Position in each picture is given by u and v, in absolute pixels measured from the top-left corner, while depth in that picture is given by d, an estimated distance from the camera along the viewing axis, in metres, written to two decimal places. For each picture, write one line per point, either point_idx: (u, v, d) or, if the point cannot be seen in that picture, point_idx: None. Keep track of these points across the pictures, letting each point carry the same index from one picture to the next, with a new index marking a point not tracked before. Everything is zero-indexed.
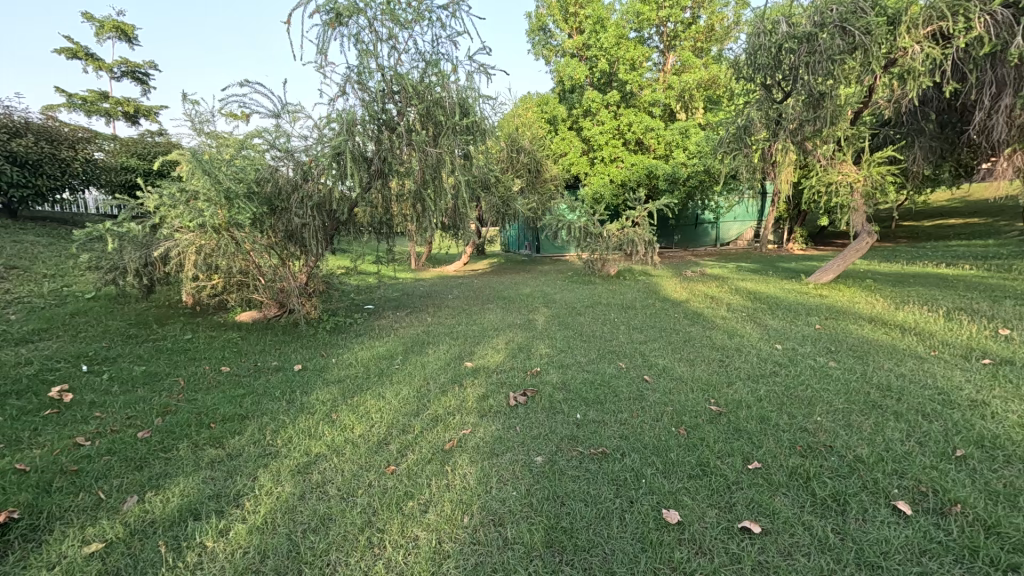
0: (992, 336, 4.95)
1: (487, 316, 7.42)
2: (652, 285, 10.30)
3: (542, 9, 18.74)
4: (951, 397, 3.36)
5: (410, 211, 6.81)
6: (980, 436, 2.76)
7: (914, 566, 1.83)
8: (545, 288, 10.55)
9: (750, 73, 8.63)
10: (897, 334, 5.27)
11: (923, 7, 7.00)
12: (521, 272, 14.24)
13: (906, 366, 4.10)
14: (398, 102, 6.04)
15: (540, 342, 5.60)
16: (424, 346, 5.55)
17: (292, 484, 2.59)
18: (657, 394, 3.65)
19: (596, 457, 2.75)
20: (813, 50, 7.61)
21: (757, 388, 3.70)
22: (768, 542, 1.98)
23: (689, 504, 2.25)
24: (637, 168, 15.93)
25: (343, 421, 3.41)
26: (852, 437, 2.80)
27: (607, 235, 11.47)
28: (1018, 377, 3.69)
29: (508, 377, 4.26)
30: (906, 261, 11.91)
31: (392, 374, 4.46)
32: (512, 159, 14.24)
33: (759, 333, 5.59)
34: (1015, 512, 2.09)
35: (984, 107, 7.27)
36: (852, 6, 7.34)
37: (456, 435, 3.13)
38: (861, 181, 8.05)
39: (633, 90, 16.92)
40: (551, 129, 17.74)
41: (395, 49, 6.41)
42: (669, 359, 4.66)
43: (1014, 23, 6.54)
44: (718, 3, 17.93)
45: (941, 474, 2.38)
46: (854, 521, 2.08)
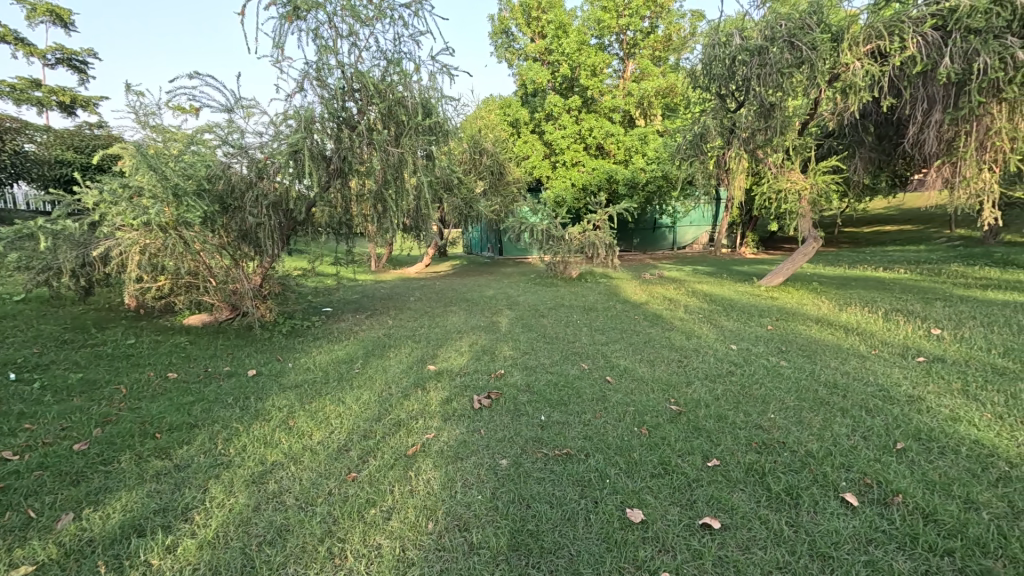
0: (927, 335, 5.29)
1: (450, 319, 7.35)
2: (612, 287, 10.49)
3: (505, 12, 18.81)
4: (891, 393, 3.57)
5: (371, 212, 6.66)
6: (917, 430, 2.94)
7: (862, 555, 1.92)
8: (508, 290, 10.56)
9: (706, 83, 8.95)
10: (841, 334, 5.57)
11: (863, 27, 7.45)
12: (484, 275, 14.22)
13: (850, 364, 4.34)
14: (358, 101, 5.92)
15: (504, 344, 5.60)
16: (386, 349, 5.44)
17: (246, 495, 2.47)
18: (619, 395, 3.71)
19: (560, 458, 2.76)
20: (763, 63, 7.96)
21: (715, 388, 3.81)
22: (727, 537, 2.04)
23: (652, 503, 2.29)
24: (598, 172, 16.25)
25: (301, 428, 3.29)
26: (803, 434, 2.92)
27: (569, 238, 11.64)
28: (949, 374, 3.96)
29: (471, 379, 4.24)
30: (848, 265, 12.58)
31: (352, 379, 4.35)
32: (474, 161, 14.22)
33: (715, 334, 5.77)
34: (950, 500, 2.22)
35: (917, 121, 7.78)
36: (799, 22, 7.70)
37: (420, 439, 3.07)
38: (808, 188, 8.49)
39: (594, 95, 17.25)
40: (513, 131, 17.82)
41: (356, 46, 6.28)
42: (630, 360, 4.76)
43: (942, 45, 7.06)
44: (675, 14, 18.44)
45: (883, 466, 2.52)
46: (806, 514, 2.17)
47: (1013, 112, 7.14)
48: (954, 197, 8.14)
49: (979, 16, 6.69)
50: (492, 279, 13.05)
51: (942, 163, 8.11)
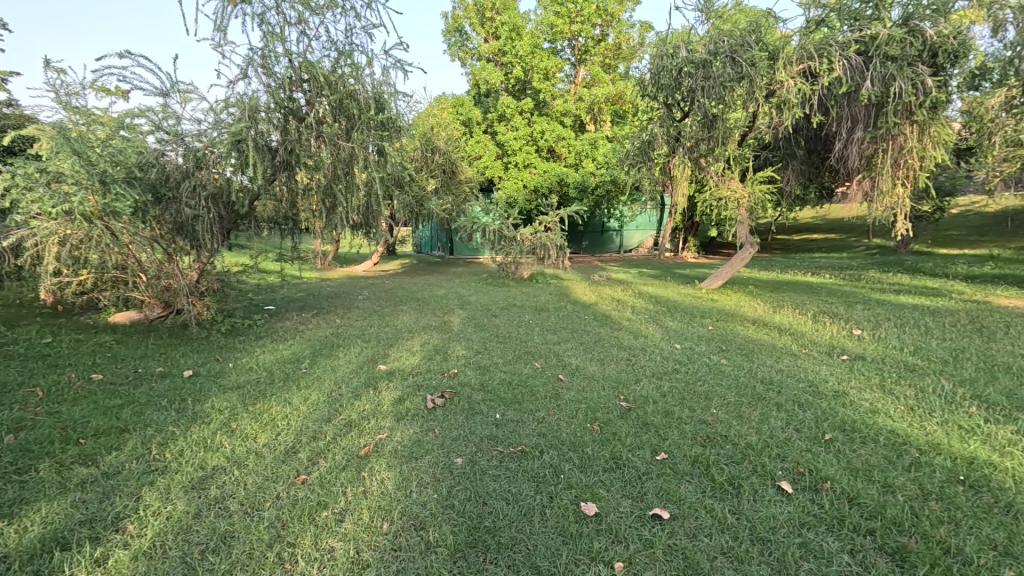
0: (849, 335, 5.74)
1: (401, 318, 7.23)
2: (562, 288, 10.67)
3: (458, 11, 18.70)
4: (820, 389, 3.85)
5: (319, 207, 6.46)
6: (843, 422, 3.19)
7: (797, 537, 2.05)
8: (459, 290, 10.51)
9: (654, 92, 9.27)
10: (775, 334, 5.94)
11: (796, 48, 7.99)
12: (434, 274, 14.07)
13: (784, 362, 4.64)
14: (307, 92, 5.72)
15: (457, 343, 5.58)
16: (334, 349, 5.29)
17: (184, 502, 2.33)
18: (572, 392, 3.79)
19: (515, 455, 2.79)
20: (707, 76, 8.37)
21: (661, 384, 3.97)
22: (676, 526, 2.13)
23: (605, 496, 2.36)
24: (549, 175, 16.51)
25: (245, 430, 3.14)
26: (743, 427, 3.10)
27: (520, 239, 11.74)
28: (869, 371, 4.32)
29: (424, 379, 4.19)
30: (780, 270, 13.42)
31: (299, 379, 4.19)
32: (426, 158, 14.08)
33: (660, 334, 6.01)
34: (871, 484, 2.43)
35: (842, 138, 8.41)
36: (740, 39, 8.16)
37: (372, 439, 3.02)
38: (746, 197, 8.99)
39: (546, 98, 17.47)
40: (466, 131, 17.72)
41: (305, 35, 6.06)
42: (581, 358, 4.87)
43: (864, 69, 7.68)
44: (625, 24, 18.92)
45: (813, 456, 2.72)
46: (747, 502, 2.30)
47: (923, 134, 7.85)
48: (872, 209, 8.82)
49: (895, 44, 7.34)
50: (443, 278, 12.94)
51: (863, 177, 8.77)
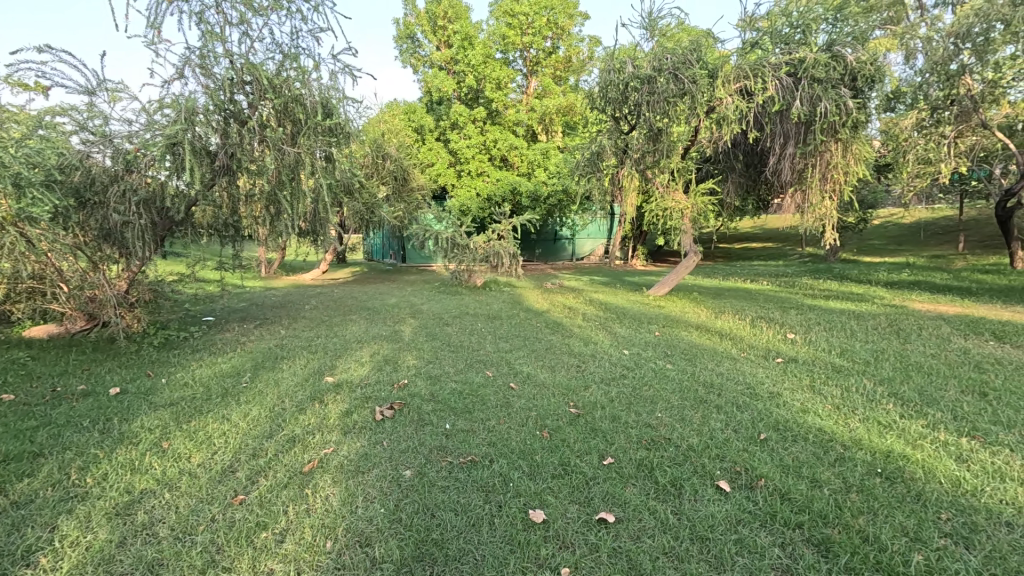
0: (783, 339, 6.08)
1: (350, 328, 7.05)
2: (515, 295, 10.76)
3: (410, 17, 18.59)
4: (757, 391, 4.06)
5: (263, 214, 6.23)
6: (776, 421, 3.38)
7: (732, 534, 2.15)
8: (412, 298, 10.38)
9: (603, 105, 9.55)
10: (716, 338, 6.22)
11: (733, 67, 8.46)
12: (386, 282, 13.84)
13: (724, 365, 4.88)
14: (249, 94, 5.55)
15: (407, 353, 5.50)
16: (278, 361, 5.09)
17: (107, 530, 2.17)
18: (522, 400, 3.82)
19: (465, 465, 2.78)
20: (652, 91, 8.72)
21: (609, 390, 4.07)
22: (621, 528, 2.19)
23: (553, 502, 2.39)
24: (501, 184, 16.64)
25: (178, 450, 2.96)
26: (685, 430, 3.22)
27: (473, 247, 11.75)
28: (799, 373, 4.59)
29: (372, 391, 4.08)
30: (723, 277, 14.07)
31: (239, 394, 4.00)
32: (377, 165, 13.87)
33: (610, 340, 6.15)
34: (800, 480, 2.58)
35: (775, 153, 8.94)
36: (682, 57, 8.55)
37: (318, 454, 2.92)
38: (689, 208, 9.40)
39: (498, 108, 17.61)
40: (418, 137, 17.58)
41: (248, 36, 5.87)
42: (532, 366, 4.92)
43: (794, 89, 8.22)
44: (575, 38, 19.37)
45: (749, 455, 2.86)
46: (689, 502, 2.39)
47: (846, 151, 8.48)
48: (803, 220, 9.40)
49: (820, 68, 7.93)
50: (395, 287, 12.74)
51: (795, 190, 9.35)
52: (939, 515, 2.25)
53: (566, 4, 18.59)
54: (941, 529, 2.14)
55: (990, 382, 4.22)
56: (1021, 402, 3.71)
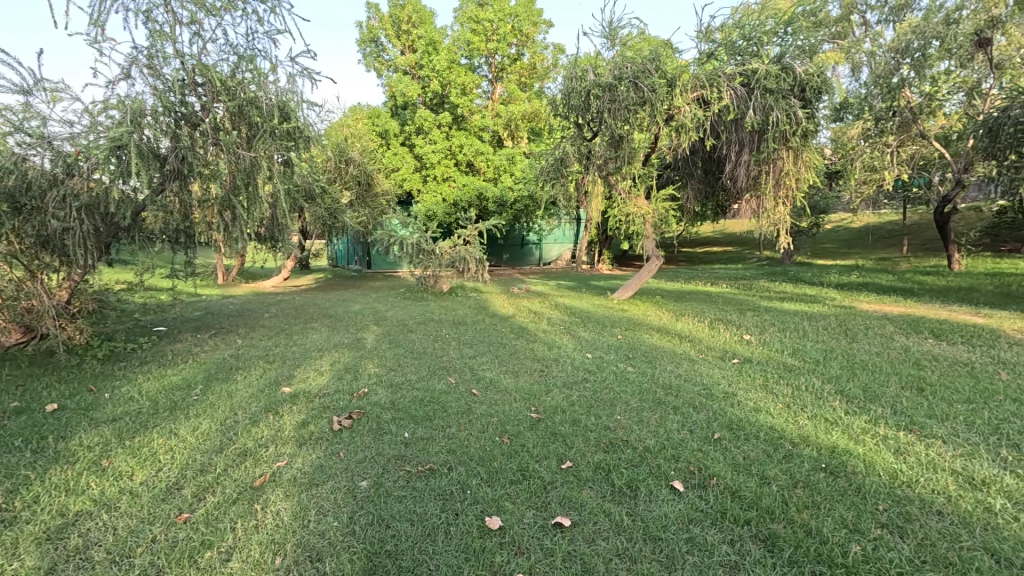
0: (740, 340, 6.27)
1: (311, 336, 6.89)
2: (481, 301, 10.74)
3: (373, 21, 18.37)
4: (712, 391, 4.17)
5: (217, 220, 6.03)
6: (730, 421, 3.47)
7: (684, 533, 2.19)
8: (376, 305, 10.22)
9: (566, 112, 9.69)
10: (676, 341, 6.37)
11: (691, 76, 8.70)
12: (351, 289, 13.60)
13: (683, 367, 5.00)
14: (201, 96, 5.38)
15: (368, 361, 5.41)
16: (233, 372, 4.91)
17: (36, 557, 2.05)
18: (484, 406, 3.81)
19: (423, 474, 2.75)
20: (614, 99, 8.91)
21: (570, 394, 4.10)
22: (576, 532, 2.21)
23: (510, 508, 2.39)
24: (468, 189, 16.65)
25: (120, 468, 2.82)
26: (643, 431, 3.27)
27: (439, 252, 11.68)
28: (753, 373, 4.75)
29: (331, 401, 3.99)
30: (686, 281, 14.43)
31: (189, 408, 3.84)
32: (340, 169, 13.64)
33: (574, 344, 6.21)
34: (750, 477, 2.65)
35: (731, 160, 9.24)
36: (641, 66, 8.76)
37: (270, 467, 2.83)
38: (650, 214, 9.61)
39: (464, 113, 17.59)
40: (382, 142, 17.37)
41: (200, 36, 5.69)
42: (495, 371, 4.91)
43: (747, 98, 8.56)
44: (539, 45, 19.55)
45: (703, 455, 2.93)
46: (643, 503, 2.43)
47: (797, 159, 8.86)
48: (759, 225, 9.75)
49: (772, 79, 8.27)
50: (359, 293, 12.52)
51: (751, 196, 9.68)
52: (877, 506, 2.36)
53: (531, 11, 18.77)
54: (878, 519, 2.25)
55: (927, 378, 4.45)
56: (954, 397, 3.94)
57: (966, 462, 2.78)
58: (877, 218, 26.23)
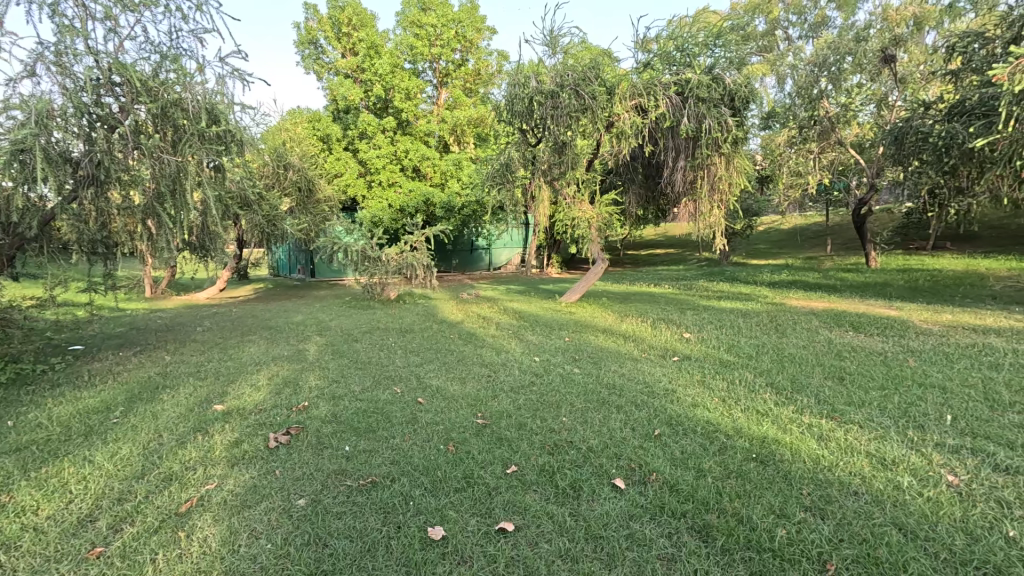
0: (680, 339, 6.50)
1: (248, 350, 6.56)
2: (430, 307, 10.62)
3: (312, 22, 17.84)
4: (653, 389, 4.30)
5: (139, 229, 5.63)
6: (671, 417, 3.59)
7: (624, 529, 2.24)
8: (320, 314, 9.88)
9: (510, 118, 9.77)
10: (621, 341, 6.54)
11: (629, 85, 8.98)
12: (293, 299, 13.09)
13: (626, 367, 5.14)
14: (120, 96, 5.02)
15: (310, 373, 5.20)
16: (159, 391, 4.58)
17: None
18: (430, 415, 3.75)
19: (364, 488, 2.67)
20: (556, 105, 9.08)
21: (517, 398, 4.12)
22: (519, 536, 2.20)
23: (454, 517, 2.36)
24: (414, 195, 16.48)
25: (22, 503, 2.56)
26: (586, 432, 3.33)
27: (386, 259, 11.46)
28: (692, 369, 4.94)
29: (268, 417, 3.80)
30: (632, 282, 14.84)
31: (107, 432, 3.55)
32: (278, 175, 13.12)
33: (521, 348, 6.26)
34: (688, 471, 2.74)
35: (669, 166, 9.62)
36: (582, 74, 8.98)
37: (198, 491, 2.67)
38: (595, 218, 9.82)
39: (409, 118, 17.38)
40: (324, 147, 16.86)
41: (117, 33, 5.32)
42: (442, 379, 4.85)
43: (682, 106, 8.93)
44: (483, 51, 19.64)
45: (644, 451, 3.02)
46: (586, 503, 2.46)
47: (729, 164, 9.35)
48: (696, 228, 10.18)
49: (703, 89, 8.70)
50: (303, 303, 12.06)
51: (688, 201, 10.10)
52: (802, 491, 2.50)
53: (474, 18, 18.85)
54: (803, 504, 2.39)
55: (847, 368, 4.78)
56: (870, 384, 4.26)
57: (879, 445, 3.00)
58: (803, 219, 28.11)
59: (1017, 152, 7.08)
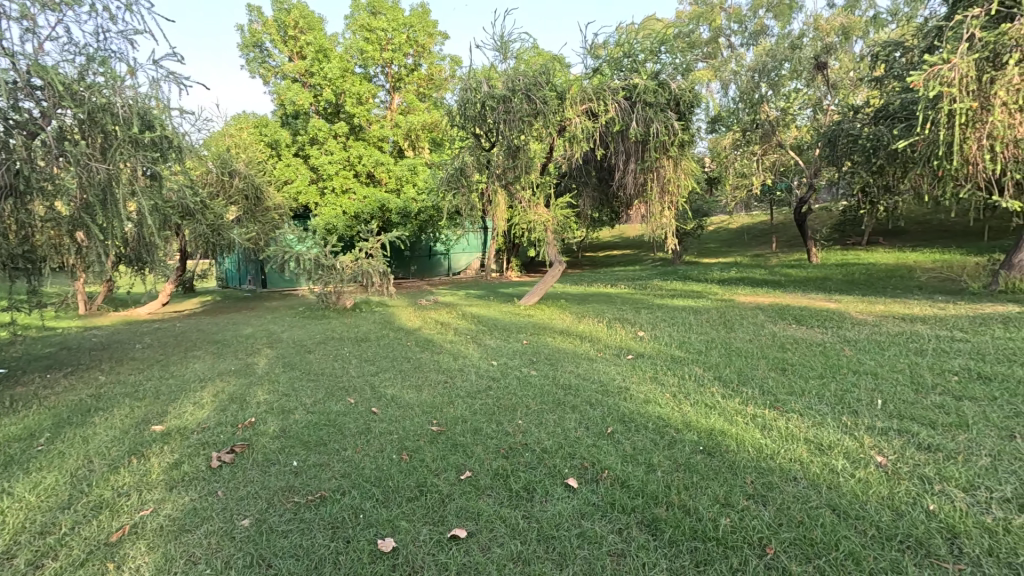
0: (635, 337, 6.65)
1: (192, 366, 6.24)
2: (387, 315, 10.44)
3: (256, 24, 17.26)
4: (608, 388, 4.37)
5: (67, 243, 5.29)
6: (624, 415, 3.65)
7: (576, 528, 2.26)
8: (271, 326, 9.53)
9: (462, 123, 9.75)
10: (577, 341, 6.63)
11: (580, 90, 9.13)
12: (243, 311, 12.59)
13: (582, 367, 5.21)
14: (41, 101, 4.62)
15: (259, 388, 5.00)
16: (90, 414, 4.29)
17: None
18: (383, 424, 3.68)
19: (313, 503, 2.58)
20: (508, 110, 9.13)
21: (473, 403, 4.10)
22: (471, 542, 2.19)
23: (405, 527, 2.31)
24: (369, 201, 16.21)
25: None
26: (541, 433, 3.35)
27: (340, 267, 11.15)
28: (645, 366, 5.05)
29: (211, 436, 3.62)
30: (589, 284, 15.07)
31: (30, 461, 3.29)
32: (223, 182, 12.58)
33: (479, 353, 6.23)
34: (639, 467, 2.79)
35: (620, 169, 9.84)
36: (532, 79, 9.07)
37: (131, 518, 2.51)
38: (550, 221, 9.93)
39: (361, 123, 17.10)
40: (272, 153, 16.31)
41: (37, 34, 4.98)
42: (398, 387, 4.76)
43: (630, 110, 9.18)
44: (436, 56, 19.55)
45: (597, 449, 3.07)
46: (539, 504, 2.47)
47: (677, 167, 9.67)
48: (648, 229, 10.45)
49: (650, 94, 8.98)
50: (253, 315, 11.61)
51: (639, 202, 10.36)
52: (746, 479, 2.60)
53: (426, 22, 18.74)
54: (747, 492, 2.48)
55: (789, 359, 5.01)
56: (810, 373, 4.49)
57: (817, 431, 3.16)
58: (749, 219, 29.37)
59: (933, 153, 7.63)
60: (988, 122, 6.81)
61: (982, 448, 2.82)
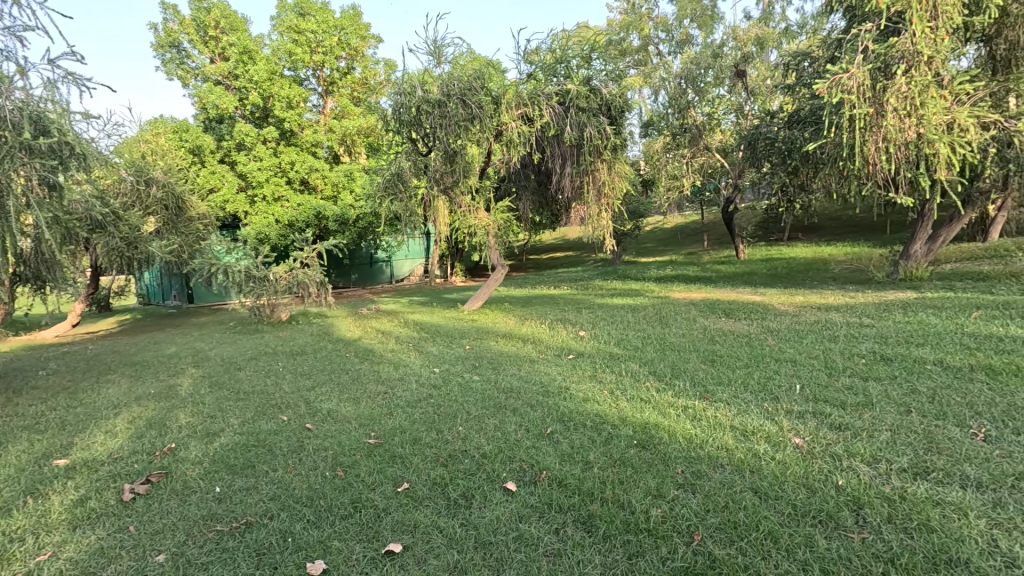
0: (575, 337, 6.76)
1: (105, 391, 5.73)
2: (326, 326, 10.06)
3: (172, 23, 16.19)
4: (548, 389, 4.42)
5: None
6: (563, 414, 3.70)
7: (513, 532, 2.26)
8: (198, 344, 8.94)
9: (398, 127, 9.56)
10: (519, 344, 6.66)
11: (514, 94, 9.21)
12: (168, 328, 11.76)
13: (523, 369, 5.24)
14: None
15: (181, 410, 4.66)
16: None
17: None
18: (317, 441, 3.52)
19: (238, 530, 2.43)
20: (443, 114, 9.07)
21: (414, 412, 4.01)
22: (407, 556, 2.14)
23: (337, 547, 2.22)
24: (303, 209, 15.62)
25: None
26: (480, 438, 3.33)
27: (274, 278, 10.63)
28: (585, 365, 5.16)
29: (124, 466, 3.33)
30: (533, 286, 15.22)
31: None
32: (138, 192, 11.68)
33: (421, 360, 6.13)
34: (576, 465, 2.83)
35: (557, 172, 10.01)
36: (467, 83, 9.06)
37: (25, 565, 2.26)
38: (491, 224, 9.98)
39: (293, 128, 16.43)
40: (195, 160, 15.35)
41: None
42: (335, 401, 4.59)
43: (564, 115, 9.36)
44: (370, 59, 19.12)
45: (535, 450, 3.08)
46: (478, 510, 2.45)
47: (611, 169, 9.96)
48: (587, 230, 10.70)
49: (582, 99, 9.19)
50: (178, 333, 10.86)
51: (578, 205, 10.60)
52: (676, 470, 2.69)
53: (357, 25, 18.31)
54: (677, 482, 2.57)
55: (718, 351, 5.27)
56: (737, 363, 4.75)
57: (742, 418, 3.33)
58: (683, 218, 30.72)
59: (839, 155, 8.30)
60: (882, 125, 7.46)
61: (884, 423, 3.08)
